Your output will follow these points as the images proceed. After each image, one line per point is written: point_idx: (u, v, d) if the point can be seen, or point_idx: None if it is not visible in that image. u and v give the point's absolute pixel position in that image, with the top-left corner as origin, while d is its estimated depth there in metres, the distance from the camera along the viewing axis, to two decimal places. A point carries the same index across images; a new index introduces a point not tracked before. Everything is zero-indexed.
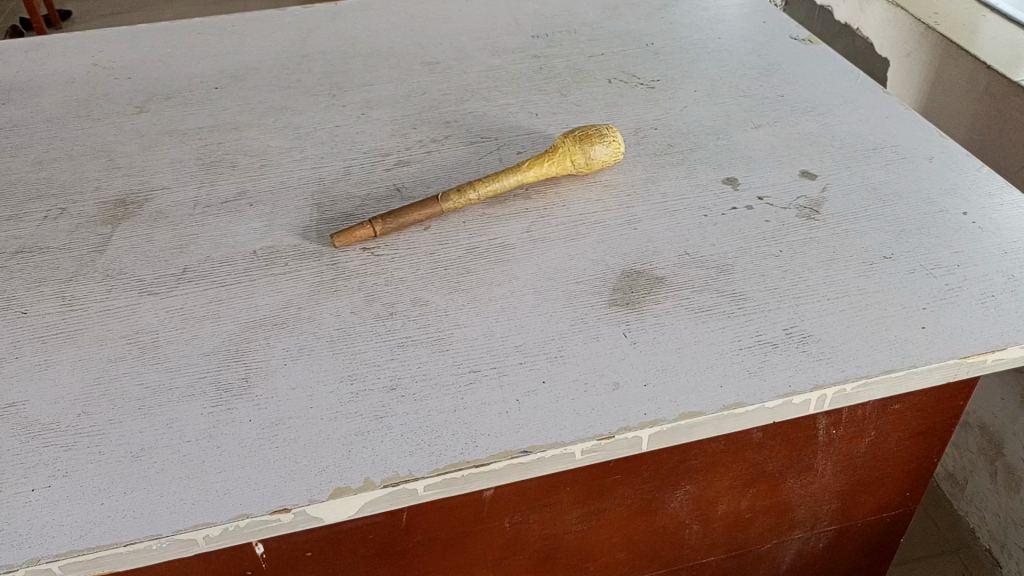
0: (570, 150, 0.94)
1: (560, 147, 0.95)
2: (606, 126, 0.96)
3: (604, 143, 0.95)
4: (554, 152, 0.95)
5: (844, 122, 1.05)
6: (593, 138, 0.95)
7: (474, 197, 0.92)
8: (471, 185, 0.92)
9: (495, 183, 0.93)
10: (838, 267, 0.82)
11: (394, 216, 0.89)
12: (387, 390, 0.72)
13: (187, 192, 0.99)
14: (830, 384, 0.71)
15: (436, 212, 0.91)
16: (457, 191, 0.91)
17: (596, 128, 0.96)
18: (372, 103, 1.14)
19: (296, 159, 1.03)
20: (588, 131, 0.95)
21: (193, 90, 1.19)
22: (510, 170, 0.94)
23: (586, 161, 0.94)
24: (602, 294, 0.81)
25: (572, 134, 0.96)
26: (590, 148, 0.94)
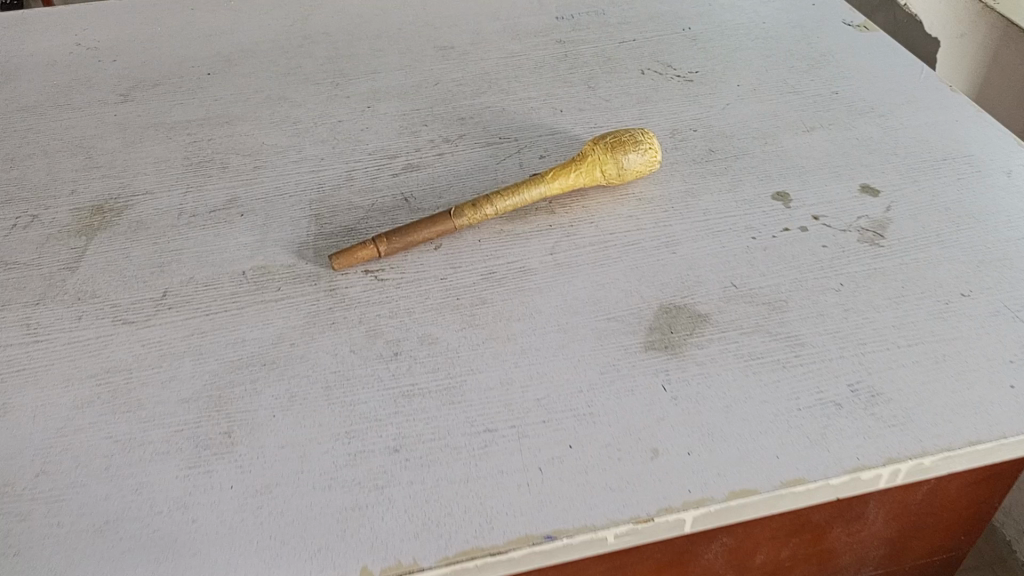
0: (600, 158, 0.83)
1: (589, 153, 0.84)
2: (641, 132, 0.85)
3: (640, 150, 0.84)
4: (582, 159, 0.84)
5: (908, 125, 0.93)
6: (627, 143, 0.84)
7: (492, 211, 0.81)
8: (490, 197, 0.81)
9: (516, 195, 0.82)
10: (909, 306, 0.72)
11: (401, 232, 0.78)
12: (389, 453, 0.62)
13: (170, 199, 0.88)
14: (904, 458, 0.61)
15: (449, 229, 0.80)
16: (473, 204, 0.81)
17: (629, 132, 0.85)
18: (379, 93, 1.03)
19: (294, 161, 0.93)
20: (620, 136, 0.84)
21: (183, 75, 1.09)
22: (532, 180, 0.83)
23: (618, 172, 0.83)
24: (637, 334, 0.71)
25: (601, 138, 0.84)
26: (624, 156, 0.83)
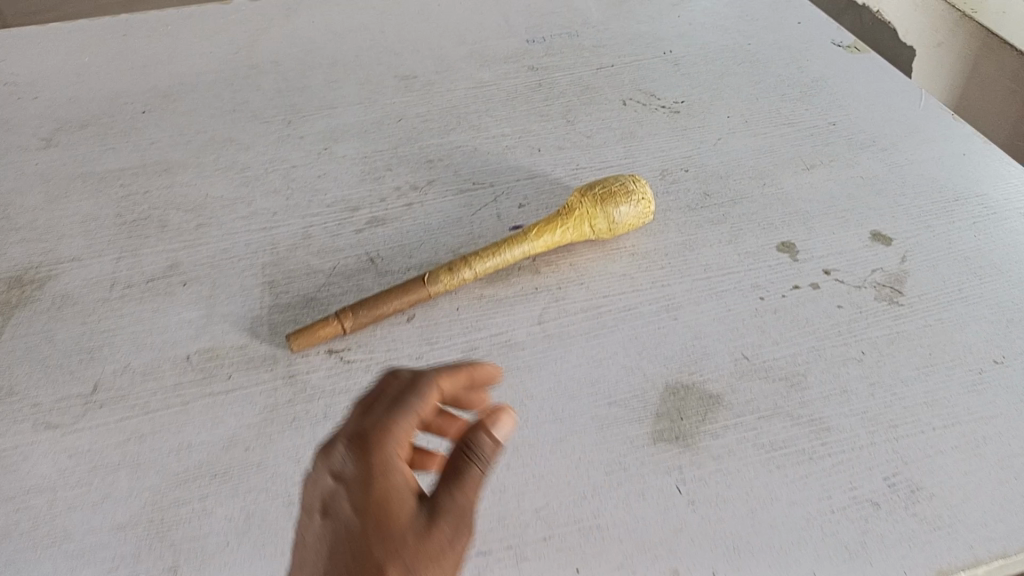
0: (588, 211, 0.73)
1: (575, 205, 0.74)
2: (632, 179, 0.76)
3: (632, 201, 0.75)
4: (567, 213, 0.74)
5: (914, 160, 0.86)
6: (618, 194, 0.74)
7: (469, 275, 0.72)
8: (466, 260, 0.72)
9: (495, 257, 0.72)
10: (940, 378, 0.65)
11: (367, 306, 0.69)
12: None
13: (101, 266, 0.77)
14: (956, 569, 0.53)
15: (421, 297, 0.70)
16: (447, 269, 0.71)
17: (620, 180, 0.76)
18: (336, 132, 0.93)
19: (243, 216, 0.83)
20: (610, 185, 0.75)
21: (115, 114, 0.97)
22: (513, 237, 0.73)
23: (607, 227, 0.74)
24: (643, 422, 0.63)
25: (588, 188, 0.75)
26: (615, 208, 0.74)
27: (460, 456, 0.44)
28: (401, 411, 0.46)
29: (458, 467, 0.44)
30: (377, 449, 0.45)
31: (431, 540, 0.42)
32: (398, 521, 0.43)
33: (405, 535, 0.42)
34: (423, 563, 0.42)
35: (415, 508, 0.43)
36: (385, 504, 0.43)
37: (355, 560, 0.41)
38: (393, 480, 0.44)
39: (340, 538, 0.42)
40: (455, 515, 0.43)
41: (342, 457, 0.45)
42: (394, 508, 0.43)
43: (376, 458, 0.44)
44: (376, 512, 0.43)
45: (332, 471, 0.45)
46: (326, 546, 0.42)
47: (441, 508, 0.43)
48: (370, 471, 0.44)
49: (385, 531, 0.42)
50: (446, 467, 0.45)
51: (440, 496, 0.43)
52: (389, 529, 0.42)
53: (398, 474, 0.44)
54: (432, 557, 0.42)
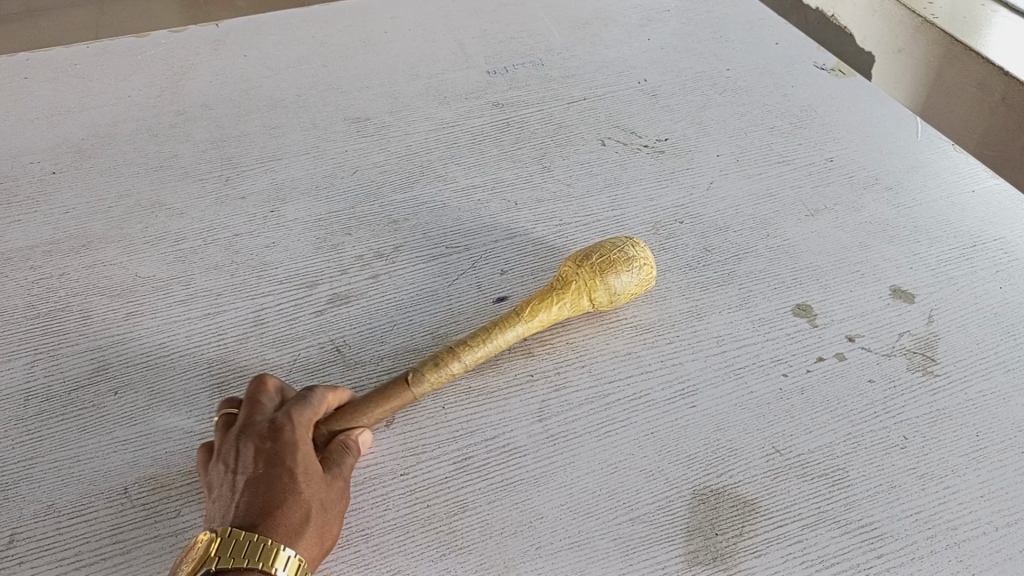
0: (586, 282, 0.64)
1: (571, 277, 0.65)
2: (630, 242, 0.66)
3: (633, 267, 0.65)
4: (562, 284, 0.65)
5: (921, 201, 0.80)
6: (617, 260, 0.64)
7: (456, 368, 0.60)
8: (453, 350, 0.61)
9: (485, 343, 0.62)
10: (992, 465, 0.58)
11: (341, 419, 0.57)
12: None
13: (11, 373, 0.65)
14: None
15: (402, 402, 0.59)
16: (431, 361, 0.60)
17: (617, 244, 0.66)
18: (283, 190, 0.82)
19: (180, 300, 0.71)
20: (607, 252, 0.65)
21: (18, 176, 0.84)
22: (504, 318, 0.63)
23: (609, 298, 0.65)
24: (674, 540, 0.54)
25: (583, 255, 0.65)
26: (614, 276, 0.64)
27: (341, 449, 0.55)
28: (308, 405, 0.54)
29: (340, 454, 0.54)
30: (292, 424, 0.52)
31: (333, 493, 0.51)
32: (315, 474, 0.50)
33: (317, 486, 0.50)
34: (327, 507, 0.50)
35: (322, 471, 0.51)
36: (307, 461, 0.50)
37: (285, 499, 0.48)
38: (307, 449, 0.51)
39: (260, 481, 0.49)
40: (342, 483, 0.52)
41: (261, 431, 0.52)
42: (314, 467, 0.51)
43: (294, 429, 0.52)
44: (294, 466, 0.49)
45: (254, 443, 0.51)
46: (253, 490, 0.48)
47: (338, 473, 0.52)
48: (291, 438, 0.51)
49: (308, 479, 0.50)
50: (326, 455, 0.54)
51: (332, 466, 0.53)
52: (310, 479, 0.50)
53: (308, 444, 0.52)
54: (333, 504, 0.51)
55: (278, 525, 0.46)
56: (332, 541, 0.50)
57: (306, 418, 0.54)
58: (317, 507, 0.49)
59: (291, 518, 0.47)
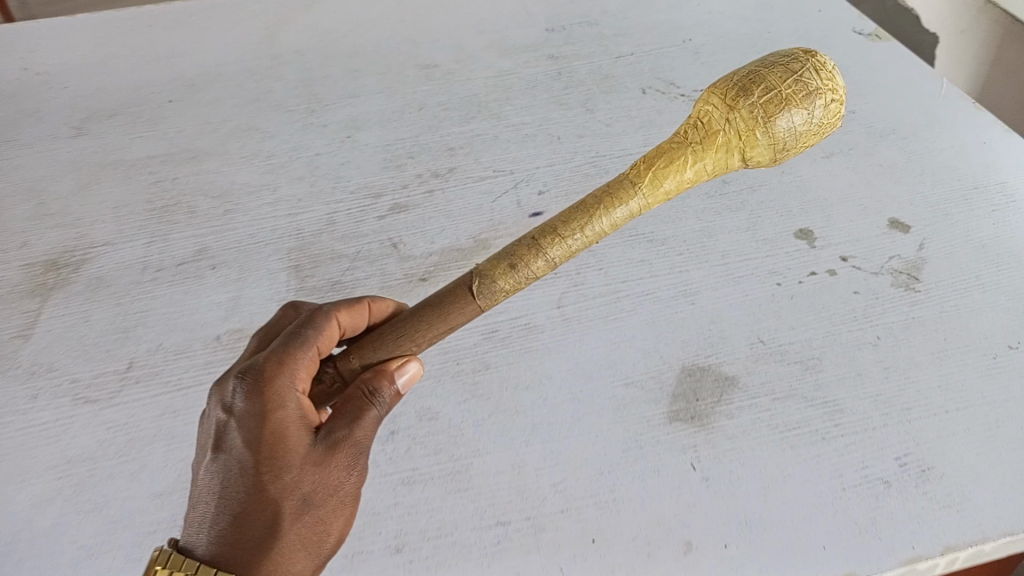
0: (742, 123, 0.51)
1: (716, 126, 0.52)
2: (812, 73, 0.51)
3: (807, 92, 0.51)
4: (706, 137, 0.52)
5: (933, 149, 0.86)
6: (786, 96, 0.51)
7: (546, 265, 0.50)
8: (541, 236, 0.50)
9: (585, 226, 0.50)
10: (955, 363, 0.65)
11: (378, 350, 0.52)
12: (391, 554, 0.56)
13: (132, 250, 0.80)
14: (964, 545, 0.55)
15: (462, 317, 0.51)
16: (506, 265, 0.50)
17: (772, 59, 0.53)
18: (359, 121, 0.95)
19: (268, 202, 0.85)
20: (771, 84, 0.51)
21: (142, 103, 0.99)
22: (619, 187, 0.51)
23: (773, 144, 0.51)
24: (659, 403, 0.64)
25: (740, 94, 0.51)
26: (780, 109, 0.50)
27: (359, 399, 0.48)
28: (302, 346, 0.49)
29: (354, 410, 0.48)
30: (270, 385, 0.47)
31: (323, 474, 0.47)
32: (293, 456, 0.46)
33: (292, 481, 0.46)
34: (313, 492, 0.47)
35: (306, 445, 0.47)
36: (280, 443, 0.46)
37: (248, 493, 0.45)
38: (283, 434, 0.46)
39: (227, 480, 0.46)
40: (338, 463, 0.47)
41: (237, 394, 0.47)
42: (291, 446, 0.46)
43: (271, 394, 0.47)
44: (259, 464, 0.45)
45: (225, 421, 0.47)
46: (219, 486, 0.46)
47: (335, 443, 0.47)
48: (266, 408, 0.46)
49: (278, 468, 0.46)
50: (335, 409, 0.48)
51: (332, 430, 0.47)
52: (281, 464, 0.46)
53: (291, 418, 0.47)
54: (323, 492, 0.47)
55: (233, 543, 0.44)
56: (317, 537, 0.48)
57: (304, 368, 0.49)
58: (292, 500, 0.46)
59: (254, 530, 0.45)
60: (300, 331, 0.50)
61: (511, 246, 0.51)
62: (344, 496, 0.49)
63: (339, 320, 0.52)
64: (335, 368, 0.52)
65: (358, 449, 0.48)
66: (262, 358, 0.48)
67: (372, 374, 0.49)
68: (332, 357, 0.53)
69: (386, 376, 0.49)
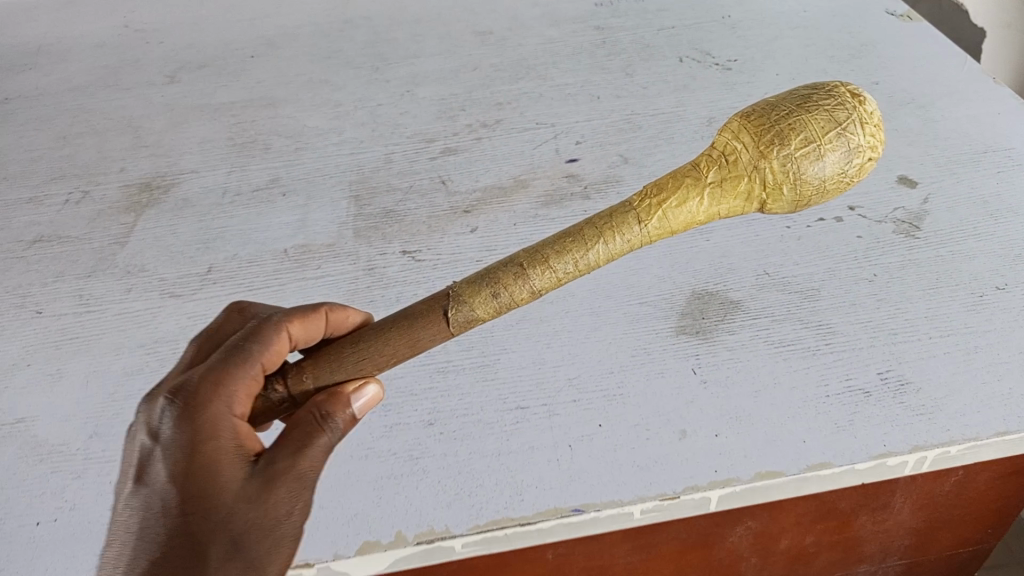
0: (771, 175, 0.46)
1: (739, 166, 0.47)
2: (850, 114, 0.45)
3: (847, 150, 0.45)
4: (728, 180, 0.47)
5: (949, 117, 0.92)
6: (815, 144, 0.45)
7: (529, 294, 0.46)
8: (529, 264, 0.45)
9: (573, 260, 0.45)
10: (943, 298, 0.72)
11: (335, 372, 0.49)
12: (424, 426, 0.66)
13: (214, 177, 0.91)
14: (930, 446, 0.61)
15: (431, 341, 0.48)
16: (487, 293, 0.46)
17: (816, 97, 0.46)
18: (418, 78, 1.05)
19: (333, 143, 0.95)
20: (802, 131, 0.45)
21: (227, 57, 1.11)
22: (620, 218, 0.46)
23: (798, 194, 0.46)
24: (668, 319, 0.72)
25: (775, 143, 0.45)
26: (814, 164, 0.45)
27: (311, 424, 0.46)
28: (247, 364, 0.47)
29: (302, 436, 0.45)
30: (203, 408, 0.45)
31: (259, 509, 0.43)
32: (227, 486, 0.44)
33: (224, 513, 0.43)
34: (246, 532, 0.43)
35: (242, 476, 0.44)
36: (209, 473, 0.43)
37: (173, 528, 0.43)
38: (218, 458, 0.44)
39: (155, 506, 0.44)
40: (281, 495, 0.44)
41: (166, 418, 0.45)
42: (223, 477, 0.44)
43: (204, 419, 0.45)
44: (190, 490, 0.43)
45: (156, 440, 0.45)
46: (146, 512, 0.44)
47: (275, 474, 0.44)
48: (199, 429, 0.44)
49: (206, 501, 0.43)
50: (282, 436, 0.45)
51: (273, 459, 0.44)
52: (211, 497, 0.43)
53: (227, 440, 0.45)
54: (260, 529, 0.44)
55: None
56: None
57: (249, 381, 0.47)
58: (221, 539, 0.43)
59: (177, 563, 0.42)
60: (244, 346, 0.48)
61: (496, 269, 0.46)
62: (286, 535, 0.45)
63: (291, 332, 0.50)
64: (287, 389, 0.50)
65: (304, 480, 0.45)
66: (198, 376, 0.46)
67: (328, 394, 0.47)
68: (282, 373, 0.50)
69: (343, 401, 0.47)
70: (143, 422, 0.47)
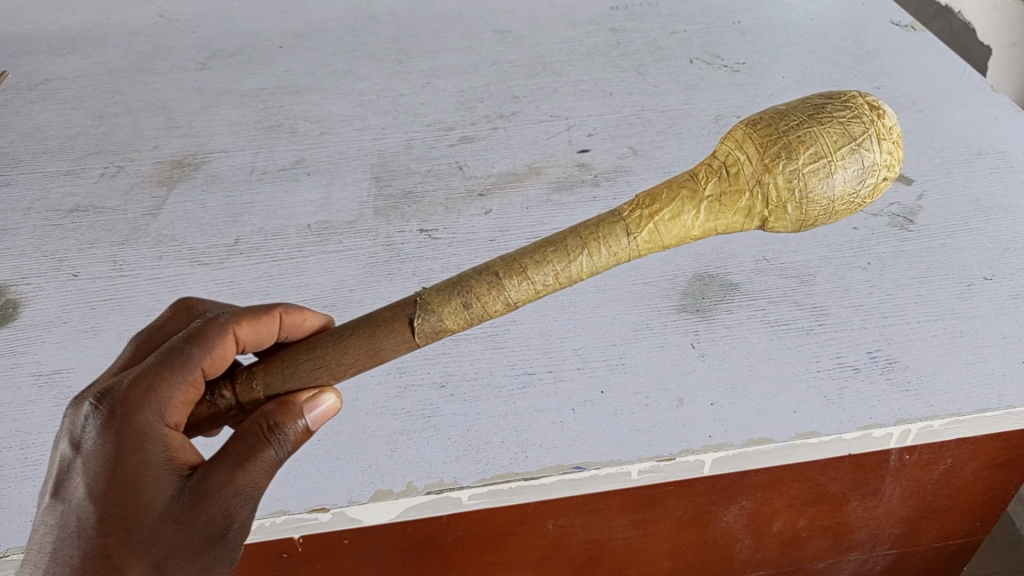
0: (775, 191, 0.46)
1: (742, 180, 0.47)
2: (866, 127, 0.46)
3: (859, 166, 0.46)
4: (729, 193, 0.47)
5: (946, 121, 0.96)
6: (825, 159, 0.46)
7: (502, 305, 0.47)
8: (501, 277, 0.46)
9: (546, 274, 0.46)
10: (932, 286, 0.75)
11: (288, 381, 0.49)
12: (436, 387, 0.70)
13: (243, 157, 0.96)
14: (914, 419, 0.65)
15: (395, 351, 0.49)
16: (458, 304, 0.47)
17: (830, 108, 0.47)
18: (438, 71, 1.09)
19: (356, 129, 0.99)
20: (812, 145, 0.46)
21: (256, 47, 1.16)
22: (607, 229, 0.47)
23: (809, 208, 0.47)
24: (670, 298, 0.76)
25: (783, 157, 0.46)
26: (823, 181, 0.46)
27: (257, 437, 0.46)
28: (183, 373, 0.47)
29: (245, 450, 0.45)
30: (130, 417, 0.45)
31: (189, 528, 0.44)
32: (153, 502, 0.44)
33: (149, 528, 0.43)
34: (172, 548, 0.44)
35: (171, 493, 0.45)
36: (133, 491, 0.44)
37: (89, 546, 0.43)
38: (144, 473, 0.44)
39: (75, 518, 0.44)
40: (214, 508, 0.44)
41: (90, 427, 0.45)
42: (148, 495, 0.44)
43: (131, 430, 0.45)
44: (114, 505, 0.44)
45: (79, 450, 0.45)
46: (66, 523, 0.44)
47: (209, 490, 0.44)
48: (126, 443, 0.44)
49: (127, 520, 0.43)
50: (223, 450, 0.45)
51: (208, 475, 0.44)
52: (133, 515, 0.44)
53: (154, 455, 0.45)
54: (186, 544, 0.44)
55: None
56: None
57: (185, 391, 0.47)
58: (142, 560, 0.43)
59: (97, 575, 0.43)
60: (182, 348, 0.48)
61: (469, 279, 0.47)
62: (219, 553, 0.45)
63: (238, 334, 0.51)
64: (234, 395, 0.50)
65: (242, 497, 0.45)
66: (128, 382, 0.46)
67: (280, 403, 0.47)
68: (231, 379, 0.51)
69: (294, 413, 0.47)
70: (66, 428, 0.47)
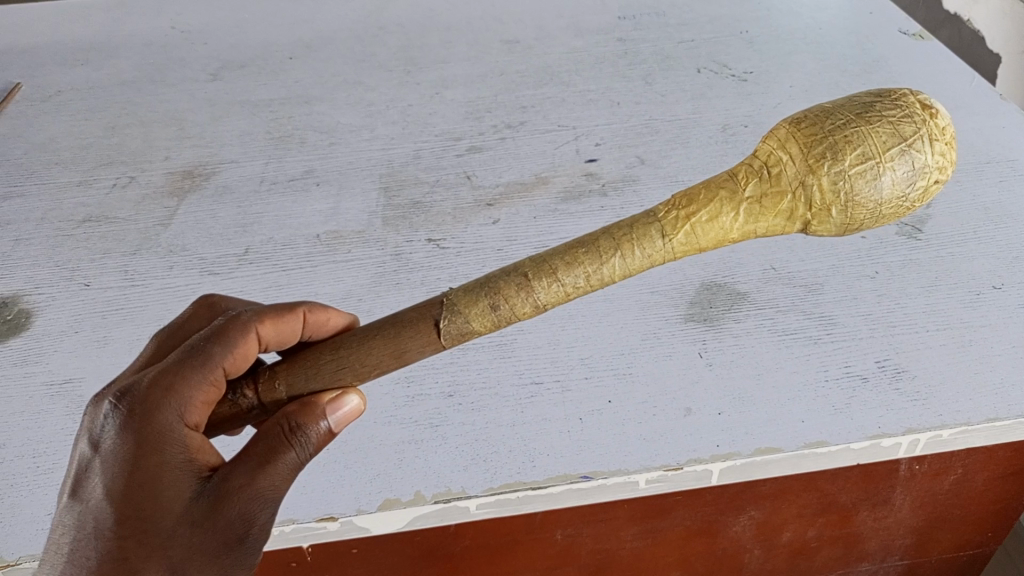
0: (819, 193, 0.46)
1: (784, 181, 0.47)
2: (916, 126, 0.46)
3: (909, 167, 0.45)
4: (770, 195, 0.47)
5: (955, 130, 0.95)
6: (873, 159, 0.45)
7: (530, 308, 0.47)
8: (530, 279, 0.46)
9: (575, 275, 0.46)
10: (941, 295, 0.75)
11: (311, 381, 0.50)
12: (444, 397, 0.70)
13: (253, 167, 0.96)
14: (923, 429, 0.65)
15: (420, 354, 0.49)
16: (485, 306, 0.47)
17: (879, 107, 0.46)
18: (446, 81, 1.10)
19: (365, 139, 1.00)
20: (860, 145, 0.45)
21: (266, 59, 1.17)
22: (641, 230, 0.46)
23: (856, 209, 0.46)
24: (678, 307, 0.76)
25: (828, 158, 0.45)
26: (871, 183, 0.45)
27: (278, 439, 0.46)
28: (204, 372, 0.47)
29: (266, 452, 0.45)
30: (150, 417, 0.45)
31: (209, 530, 0.44)
32: (172, 503, 0.44)
33: (167, 530, 0.44)
34: (190, 550, 0.44)
35: (190, 495, 0.45)
36: (150, 493, 0.44)
37: (106, 548, 0.44)
38: (163, 474, 0.45)
39: (93, 518, 0.45)
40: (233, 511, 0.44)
41: (109, 426, 0.46)
42: (166, 497, 0.44)
43: (149, 430, 0.45)
44: (133, 505, 0.44)
45: (98, 449, 0.46)
46: (84, 523, 0.45)
47: (228, 492, 0.45)
48: (145, 443, 0.45)
49: (145, 521, 0.44)
50: (244, 452, 0.46)
51: (228, 476, 0.45)
52: (151, 516, 0.44)
53: (173, 455, 0.45)
54: (205, 546, 0.44)
55: None
56: None
57: (206, 390, 0.47)
58: (159, 564, 0.44)
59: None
60: (203, 346, 0.48)
61: (497, 281, 0.47)
62: (239, 556, 0.46)
63: (260, 332, 0.51)
64: (257, 395, 0.51)
65: (262, 499, 0.45)
66: (148, 381, 0.47)
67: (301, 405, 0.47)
68: (254, 378, 0.51)
69: (316, 414, 0.47)
70: (86, 427, 0.47)
